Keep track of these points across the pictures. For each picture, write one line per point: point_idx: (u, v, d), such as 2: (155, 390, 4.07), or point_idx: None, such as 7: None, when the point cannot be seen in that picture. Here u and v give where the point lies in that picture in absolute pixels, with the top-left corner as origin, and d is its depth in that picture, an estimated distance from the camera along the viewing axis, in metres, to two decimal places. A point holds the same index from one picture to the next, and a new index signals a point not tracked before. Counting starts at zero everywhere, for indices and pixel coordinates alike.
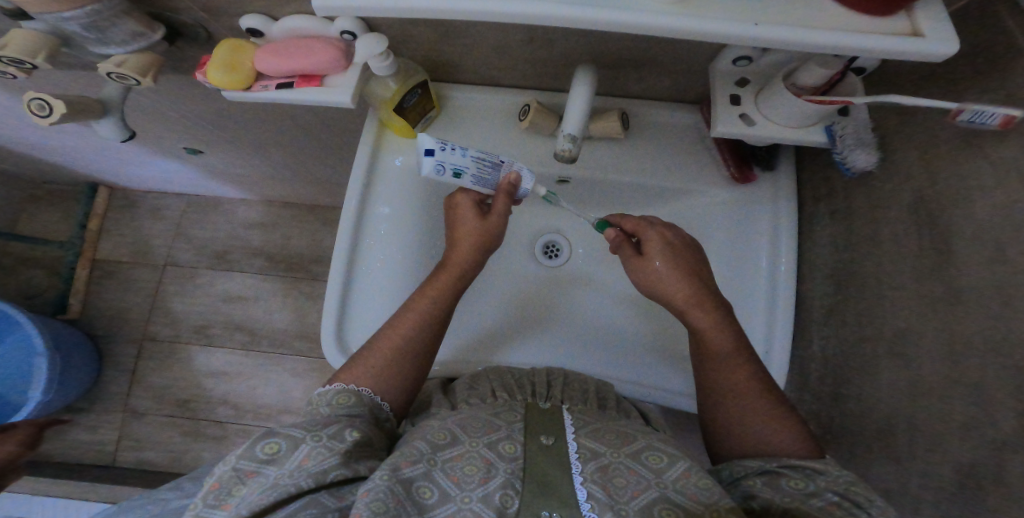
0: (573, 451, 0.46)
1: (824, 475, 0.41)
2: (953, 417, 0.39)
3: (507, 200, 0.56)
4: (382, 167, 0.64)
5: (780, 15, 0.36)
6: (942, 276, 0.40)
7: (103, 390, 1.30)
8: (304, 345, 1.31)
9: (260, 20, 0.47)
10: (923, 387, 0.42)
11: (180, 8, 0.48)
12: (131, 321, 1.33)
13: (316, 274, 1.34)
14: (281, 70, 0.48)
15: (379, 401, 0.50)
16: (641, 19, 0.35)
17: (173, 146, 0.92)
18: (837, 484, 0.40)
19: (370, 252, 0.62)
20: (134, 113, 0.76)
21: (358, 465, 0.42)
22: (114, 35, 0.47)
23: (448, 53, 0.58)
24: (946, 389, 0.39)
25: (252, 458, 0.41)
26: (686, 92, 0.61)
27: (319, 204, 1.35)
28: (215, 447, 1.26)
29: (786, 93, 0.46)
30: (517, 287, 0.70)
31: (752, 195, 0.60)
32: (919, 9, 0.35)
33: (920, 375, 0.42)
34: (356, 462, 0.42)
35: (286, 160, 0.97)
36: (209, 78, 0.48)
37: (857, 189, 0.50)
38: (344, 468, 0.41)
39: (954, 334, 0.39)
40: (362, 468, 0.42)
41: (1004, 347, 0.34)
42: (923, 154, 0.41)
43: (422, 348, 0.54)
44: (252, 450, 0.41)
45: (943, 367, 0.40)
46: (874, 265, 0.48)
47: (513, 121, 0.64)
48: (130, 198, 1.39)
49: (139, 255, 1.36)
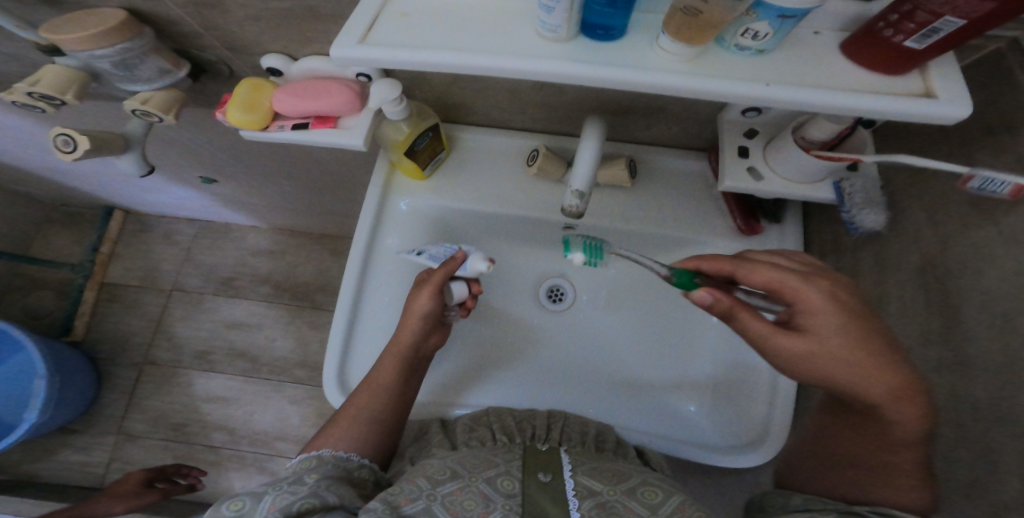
0: (570, 489, 0.47)
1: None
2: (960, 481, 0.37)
3: (444, 273, 0.54)
4: (391, 206, 0.64)
5: (790, 74, 0.37)
6: (952, 336, 0.39)
7: (94, 414, 1.26)
8: (304, 373, 1.29)
9: (280, 60, 0.49)
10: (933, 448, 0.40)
11: (206, 45, 0.49)
12: (131, 345, 1.31)
13: (320, 303, 1.33)
14: (297, 110, 0.49)
15: (345, 455, 0.53)
16: (650, 78, 0.36)
17: (190, 174, 0.93)
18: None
19: (375, 291, 0.62)
20: (156, 142, 0.78)
21: (326, 495, 0.46)
22: (141, 72, 0.48)
23: (462, 97, 0.60)
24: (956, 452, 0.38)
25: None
26: (695, 139, 0.62)
27: (328, 234, 1.36)
28: (206, 473, 1.22)
29: (794, 148, 0.46)
30: (521, 327, 0.69)
31: (759, 243, 0.60)
32: (931, 71, 0.36)
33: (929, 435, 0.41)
34: (324, 492, 0.46)
35: (300, 192, 0.98)
36: (229, 117, 0.49)
37: (864, 243, 0.50)
38: (312, 498, 0.44)
39: (960, 398, 0.38)
40: (330, 495, 0.46)
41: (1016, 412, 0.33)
42: (930, 213, 0.41)
43: (377, 414, 0.56)
44: (217, 513, 0.43)
45: (949, 431, 0.39)
46: (882, 321, 0.47)
47: (522, 164, 0.65)
48: (141, 222, 1.40)
49: (146, 279, 1.36)
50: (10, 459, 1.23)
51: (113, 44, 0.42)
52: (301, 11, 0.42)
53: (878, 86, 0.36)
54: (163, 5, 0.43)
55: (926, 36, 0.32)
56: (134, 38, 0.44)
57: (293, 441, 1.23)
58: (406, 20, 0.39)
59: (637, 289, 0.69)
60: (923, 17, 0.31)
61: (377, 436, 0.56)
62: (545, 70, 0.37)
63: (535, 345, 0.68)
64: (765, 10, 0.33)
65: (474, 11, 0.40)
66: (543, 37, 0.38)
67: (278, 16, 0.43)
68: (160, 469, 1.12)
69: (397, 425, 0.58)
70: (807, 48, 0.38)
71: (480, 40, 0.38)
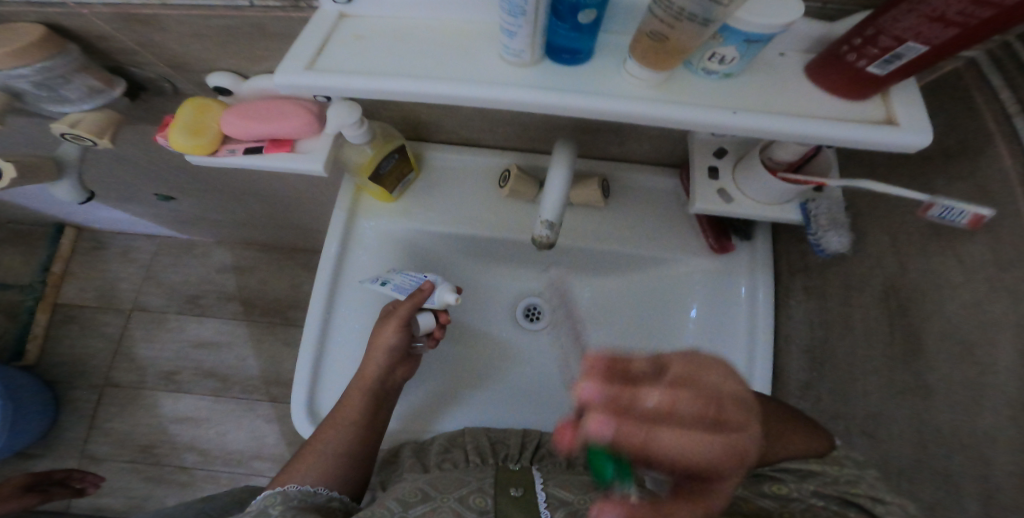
0: (541, 501, 0.47)
1: (820, 477, 0.39)
2: (922, 503, 0.38)
3: (411, 306, 0.53)
4: (359, 228, 0.62)
5: (756, 101, 0.35)
6: (914, 362, 0.39)
7: (50, 441, 1.19)
8: (278, 391, 1.24)
9: (228, 79, 0.46)
10: (895, 470, 0.41)
11: (146, 63, 0.46)
12: (89, 368, 1.24)
13: (293, 319, 1.29)
14: (249, 132, 0.46)
15: (312, 489, 0.52)
16: (615, 106, 0.35)
17: (144, 192, 0.88)
18: (838, 484, 0.38)
19: (343, 319, 0.59)
20: (106, 162, 0.73)
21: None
22: (68, 92, 0.44)
23: (427, 115, 0.58)
24: (918, 475, 0.38)
25: None
26: (666, 156, 0.61)
27: (299, 248, 1.31)
28: (177, 495, 1.17)
29: (762, 169, 0.46)
30: (495, 347, 0.68)
31: (729, 261, 0.60)
32: (895, 95, 0.35)
33: (892, 459, 0.41)
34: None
35: (267, 207, 0.94)
36: (172, 141, 0.46)
37: (831, 263, 0.50)
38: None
39: (923, 421, 0.38)
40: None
41: (972, 439, 0.34)
42: (892, 237, 0.42)
43: (344, 448, 0.54)
44: None
45: (911, 452, 0.39)
46: (846, 342, 0.47)
47: (493, 183, 0.63)
48: (99, 239, 1.33)
49: (104, 299, 1.29)
50: None
51: (32, 63, 0.39)
52: (244, 28, 0.40)
53: (845, 114, 0.35)
54: (89, 20, 0.40)
55: (890, 62, 0.31)
56: (57, 55, 0.40)
57: (270, 459, 1.19)
58: (357, 43, 0.37)
59: (615, 307, 0.67)
60: (887, 43, 0.30)
61: (345, 468, 0.54)
62: (505, 96, 0.35)
63: (512, 365, 0.67)
64: (731, 34, 0.31)
65: (430, 34, 0.38)
66: (506, 61, 0.37)
67: (221, 33, 0.41)
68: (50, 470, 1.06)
69: (367, 458, 0.55)
70: (772, 72, 0.37)
71: (438, 66, 0.36)
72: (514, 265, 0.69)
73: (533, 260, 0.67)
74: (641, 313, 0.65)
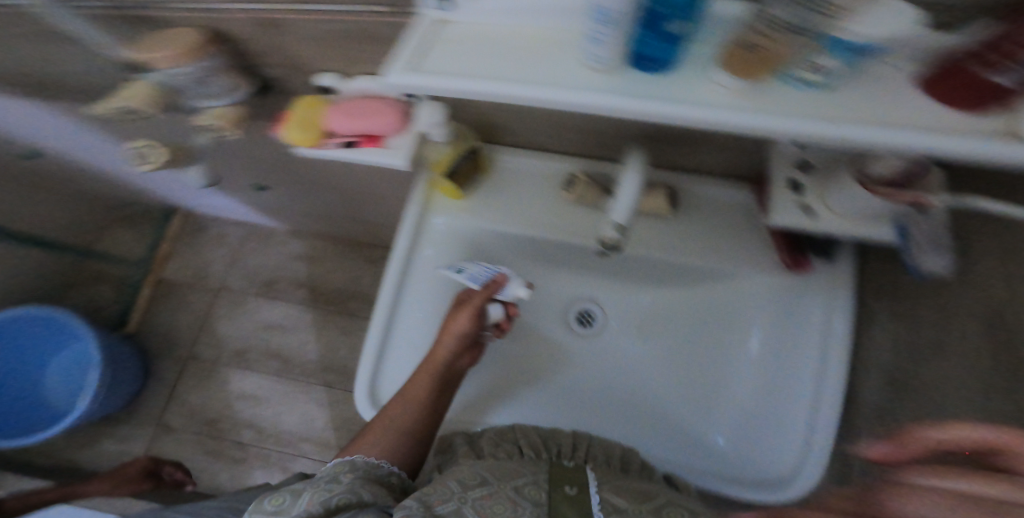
0: (595, 504, 0.46)
1: None
2: None
3: (484, 296, 0.56)
4: (429, 224, 0.66)
5: (854, 113, 0.34)
6: (1012, 398, 0.36)
7: (138, 404, 1.33)
8: (332, 378, 1.31)
9: (335, 79, 0.51)
10: None
11: (269, 64, 0.52)
12: (178, 340, 1.38)
13: (352, 309, 1.37)
14: (350, 129, 0.51)
15: (375, 462, 0.55)
16: (700, 112, 0.35)
17: (241, 181, 0.98)
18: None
19: (410, 306, 0.63)
20: (217, 153, 0.83)
21: (362, 491, 0.48)
22: (213, 89, 0.51)
23: (505, 120, 0.60)
24: None
25: (260, 512, 0.46)
26: (740, 168, 0.60)
27: (364, 242, 1.39)
28: (234, 469, 1.26)
29: (853, 183, 0.44)
30: (546, 351, 0.69)
31: (805, 282, 0.58)
32: (1020, 106, 0.32)
33: None
34: (360, 489, 0.48)
35: (344, 202, 1.01)
36: (288, 135, 0.52)
37: (927, 290, 0.46)
38: (348, 493, 0.47)
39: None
40: (365, 491, 0.48)
41: None
42: (1003, 262, 0.38)
43: (406, 428, 0.56)
44: (260, 507, 0.46)
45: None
46: (938, 376, 0.44)
47: (558, 188, 0.65)
48: (196, 223, 1.49)
49: (196, 278, 1.44)
50: (62, 440, 1.32)
51: (194, 62, 0.46)
52: (356, 33, 0.44)
53: (955, 125, 0.33)
54: (233, 25, 0.46)
55: None
56: (209, 56, 0.47)
57: (318, 443, 1.26)
58: (456, 49, 0.40)
59: (673, 319, 0.67)
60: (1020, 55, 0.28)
61: (406, 447, 0.56)
62: (589, 101, 0.37)
63: (565, 368, 0.68)
64: (835, 47, 0.30)
65: (523, 42, 0.40)
66: (592, 68, 0.38)
67: (337, 37, 0.45)
68: (161, 460, 1.22)
69: (422, 442, 0.58)
70: (876, 84, 0.35)
71: (527, 72, 0.38)
72: (575, 270, 0.70)
73: (594, 266, 0.68)
74: (703, 328, 0.64)
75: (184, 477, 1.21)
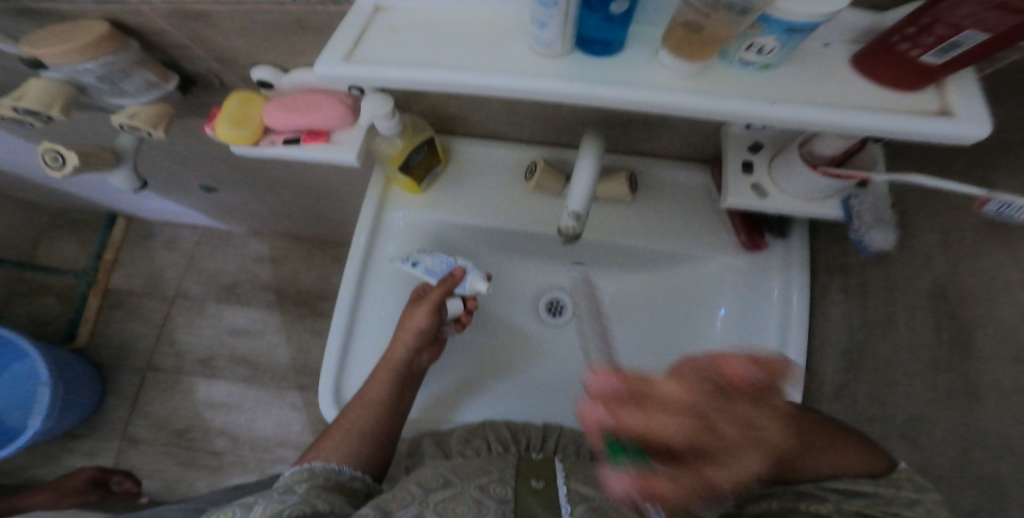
0: (562, 496, 0.47)
1: (871, 499, 0.37)
2: (962, 505, 0.37)
3: (441, 292, 0.55)
4: (388, 219, 0.63)
5: (796, 93, 0.34)
6: (961, 370, 0.37)
7: (97, 420, 1.27)
8: (306, 380, 1.28)
9: (270, 72, 0.48)
10: (932, 471, 0.40)
11: (195, 57, 0.49)
12: (135, 351, 1.31)
13: (321, 309, 1.33)
14: (289, 124, 0.48)
15: (337, 468, 0.53)
16: (643, 96, 0.34)
17: (187, 182, 0.93)
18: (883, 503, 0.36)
19: (372, 306, 0.61)
20: (156, 153, 0.78)
21: (316, 502, 0.47)
22: (127, 86, 0.47)
23: (458, 109, 0.58)
24: (957, 478, 0.38)
25: None
26: (697, 150, 0.60)
27: (329, 240, 1.35)
28: (209, 478, 1.22)
29: (803, 163, 0.45)
30: (516, 342, 0.68)
31: (763, 262, 0.59)
32: (951, 85, 0.33)
33: (929, 459, 0.41)
34: (315, 499, 0.47)
35: (301, 200, 0.97)
36: (218, 131, 0.48)
37: (875, 265, 0.48)
38: (302, 504, 0.46)
39: (970, 427, 0.37)
40: (321, 501, 0.47)
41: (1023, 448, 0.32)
42: (943, 237, 0.40)
43: (369, 430, 0.55)
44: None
45: (954, 455, 0.38)
46: (889, 348, 0.45)
47: (519, 178, 0.64)
48: (146, 228, 1.41)
49: (150, 285, 1.37)
50: (16, 463, 1.24)
51: (95, 58, 0.41)
52: (287, 22, 0.41)
53: (892, 104, 0.33)
54: (147, 16, 0.42)
55: (947, 51, 0.29)
56: (118, 51, 0.43)
57: (295, 447, 1.23)
58: (392, 37, 0.38)
59: (640, 304, 0.67)
60: (943, 31, 0.28)
61: (370, 450, 0.55)
62: (534, 87, 0.35)
63: (534, 359, 0.67)
64: (771, 24, 0.30)
65: (462, 27, 0.38)
66: (537, 53, 0.37)
67: (266, 27, 0.42)
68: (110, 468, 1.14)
69: (386, 445, 0.56)
70: (815, 63, 0.35)
71: (467, 57, 0.37)
72: (540, 260, 0.69)
73: (558, 255, 0.67)
74: (669, 311, 0.65)
75: (135, 487, 1.16)
